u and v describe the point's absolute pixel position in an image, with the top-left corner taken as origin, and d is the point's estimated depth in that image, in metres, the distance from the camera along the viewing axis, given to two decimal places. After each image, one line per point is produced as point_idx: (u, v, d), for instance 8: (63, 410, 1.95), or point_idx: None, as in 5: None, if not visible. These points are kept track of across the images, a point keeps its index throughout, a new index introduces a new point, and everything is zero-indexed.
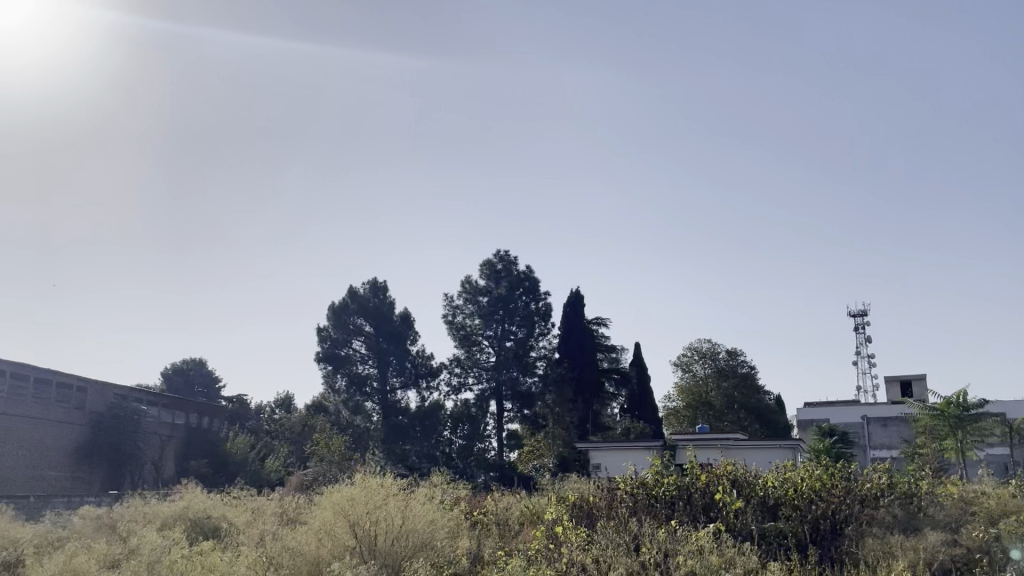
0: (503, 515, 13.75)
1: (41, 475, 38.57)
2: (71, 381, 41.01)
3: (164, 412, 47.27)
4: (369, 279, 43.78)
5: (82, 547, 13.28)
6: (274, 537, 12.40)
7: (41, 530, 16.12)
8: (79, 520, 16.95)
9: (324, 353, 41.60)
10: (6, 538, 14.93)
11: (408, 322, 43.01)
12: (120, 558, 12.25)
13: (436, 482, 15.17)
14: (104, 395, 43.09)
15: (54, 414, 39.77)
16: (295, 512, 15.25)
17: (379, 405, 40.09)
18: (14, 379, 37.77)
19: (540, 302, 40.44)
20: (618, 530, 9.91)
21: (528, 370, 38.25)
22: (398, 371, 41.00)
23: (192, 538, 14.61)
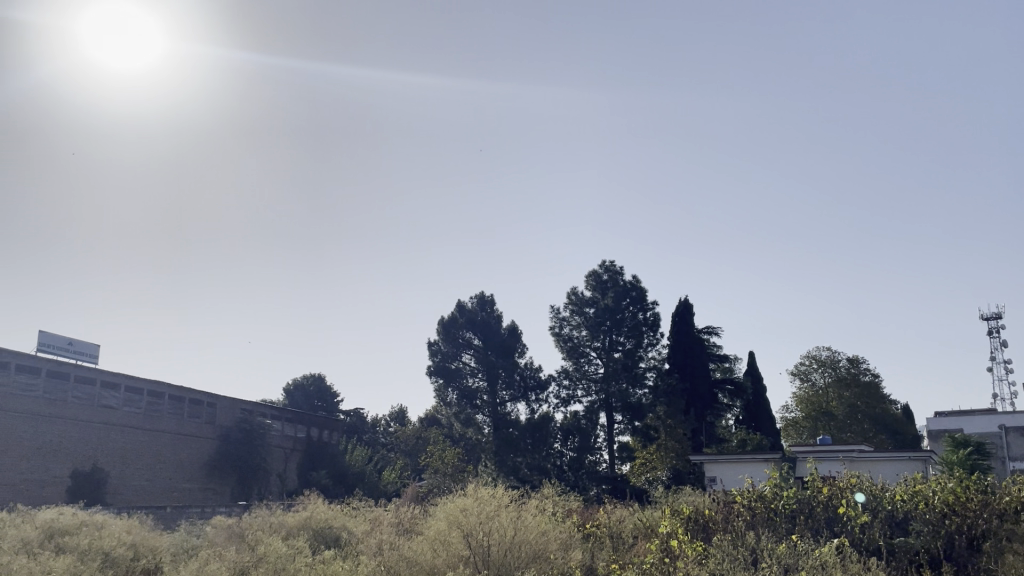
0: (617, 528, 13.62)
1: (177, 486, 40.87)
2: (202, 397, 43.46)
3: (287, 426, 49.37)
4: (477, 292, 44.51)
5: (214, 554, 14.01)
6: (392, 546, 12.73)
7: (177, 539, 17.11)
8: (212, 528, 17.91)
9: (435, 367, 42.53)
10: (147, 546, 15.95)
11: (516, 334, 43.29)
12: (248, 566, 12.78)
13: (548, 495, 15.20)
14: (232, 410, 45.38)
15: (187, 428, 42.15)
16: (412, 522, 15.62)
17: (489, 418, 40.49)
18: (151, 396, 40.32)
19: (648, 312, 39.91)
20: (735, 543, 9.65)
21: (638, 382, 37.61)
22: (507, 384, 41.28)
23: (315, 546, 15.20)
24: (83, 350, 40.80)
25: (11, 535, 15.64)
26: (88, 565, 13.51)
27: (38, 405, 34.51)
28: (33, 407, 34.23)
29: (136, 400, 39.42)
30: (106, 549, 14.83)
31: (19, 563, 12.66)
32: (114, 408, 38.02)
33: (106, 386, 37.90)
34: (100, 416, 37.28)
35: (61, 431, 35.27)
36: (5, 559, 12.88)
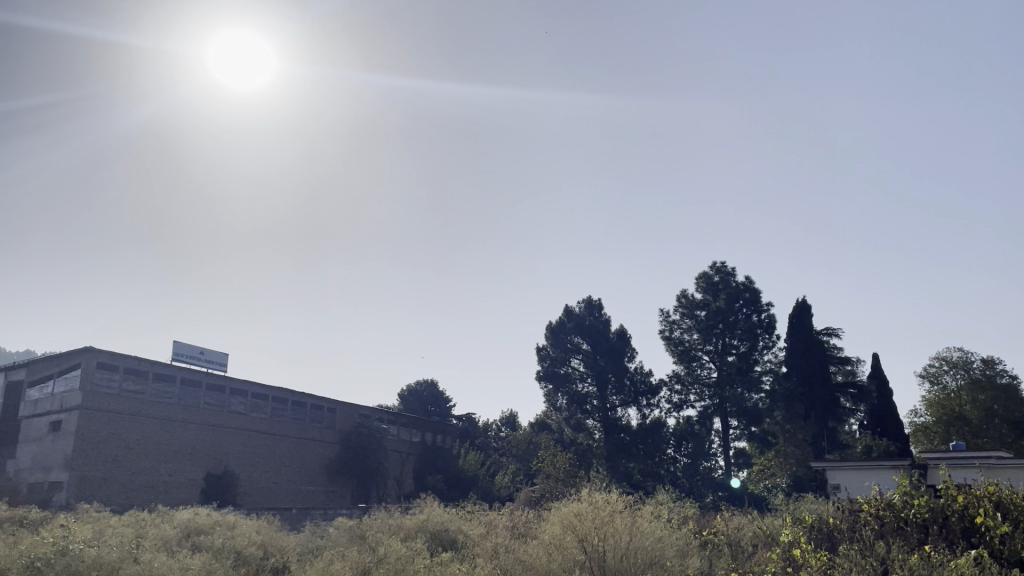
0: (735, 537, 13.28)
1: (301, 488, 42.60)
2: (322, 403, 45.20)
3: (403, 431, 50.64)
4: (584, 297, 44.45)
5: (338, 555, 14.52)
6: (508, 550, 12.87)
7: (304, 539, 17.85)
8: (335, 529, 18.59)
9: (545, 372, 42.74)
10: (275, 546, 16.70)
11: (625, 338, 42.89)
12: (371, 566, 13.23)
13: (663, 502, 14.98)
14: (351, 415, 47.04)
15: (309, 433, 43.91)
16: (526, 526, 15.72)
17: (599, 423, 40.37)
18: (275, 402, 42.26)
19: (763, 314, 38.73)
20: (863, 552, 9.24)
21: (755, 387, 37.06)
22: (617, 389, 41.05)
23: (432, 548, 15.55)
24: (213, 358, 43.19)
25: (152, 534, 16.71)
26: (222, 563, 14.27)
27: (173, 411, 36.71)
28: (169, 413, 36.43)
29: (262, 406, 41.39)
30: (238, 549, 15.63)
31: (160, 560, 13.51)
32: (241, 413, 40.03)
33: (234, 393, 39.98)
34: (229, 421, 39.31)
35: (195, 435, 37.37)
36: (148, 557, 13.73)
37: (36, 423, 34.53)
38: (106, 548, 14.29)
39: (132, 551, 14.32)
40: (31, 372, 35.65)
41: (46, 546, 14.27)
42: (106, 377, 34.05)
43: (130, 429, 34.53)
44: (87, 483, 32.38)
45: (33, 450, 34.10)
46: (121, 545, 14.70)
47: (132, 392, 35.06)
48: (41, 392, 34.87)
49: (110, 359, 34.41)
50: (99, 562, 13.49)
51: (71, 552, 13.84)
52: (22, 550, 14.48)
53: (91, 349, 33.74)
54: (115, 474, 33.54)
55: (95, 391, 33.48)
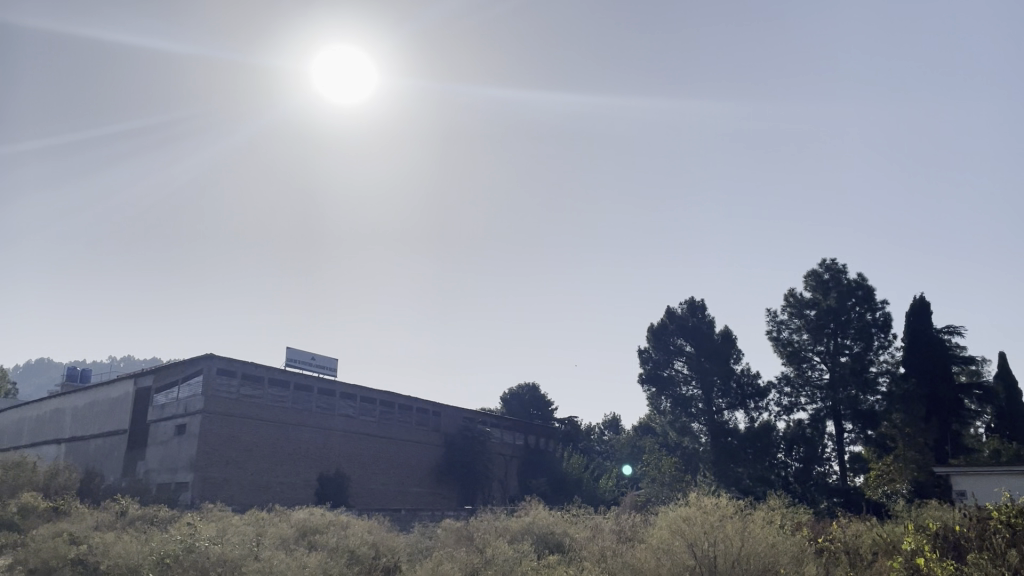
0: (853, 544, 12.74)
1: (409, 489, 43.54)
2: (427, 406, 46.12)
3: (506, 434, 51.04)
4: (687, 297, 43.71)
5: (447, 556, 14.74)
6: (614, 554, 12.78)
7: (414, 540, 18.24)
8: (443, 531, 18.90)
9: (648, 376, 42.42)
10: (386, 546, 17.15)
11: (730, 339, 41.83)
12: (479, 566, 13.43)
13: (775, 507, 14.55)
14: (456, 418, 47.83)
15: (416, 436, 44.89)
16: (632, 530, 15.57)
17: (705, 426, 39.49)
18: (383, 405, 43.43)
19: (877, 312, 37.09)
20: (995, 563, 8.71)
21: (870, 388, 35.54)
22: (723, 392, 39.98)
23: (538, 551, 15.62)
24: (324, 363, 44.74)
25: (271, 533, 17.46)
26: (337, 562, 14.78)
27: (287, 414, 38.21)
28: (283, 416, 37.93)
29: (370, 409, 42.60)
30: (351, 548, 16.13)
31: (278, 558, 14.07)
32: (351, 417, 41.31)
33: (344, 397, 41.30)
34: (340, 424, 40.61)
35: (308, 438, 38.78)
36: (267, 554, 14.35)
37: (163, 426, 36.62)
38: (229, 545, 15.03)
39: (252, 548, 15.00)
40: (157, 379, 37.83)
41: (175, 543, 15.12)
42: (225, 383, 35.77)
43: (248, 433, 36.15)
44: (211, 483, 34.08)
45: (162, 451, 36.17)
46: (243, 543, 15.44)
47: (249, 397, 36.71)
48: (167, 397, 36.96)
49: (229, 365, 36.13)
50: (222, 559, 14.18)
51: (196, 549, 14.61)
52: (154, 546, 15.41)
53: (211, 356, 35.53)
54: (235, 475, 35.18)
55: (216, 396, 35.22)
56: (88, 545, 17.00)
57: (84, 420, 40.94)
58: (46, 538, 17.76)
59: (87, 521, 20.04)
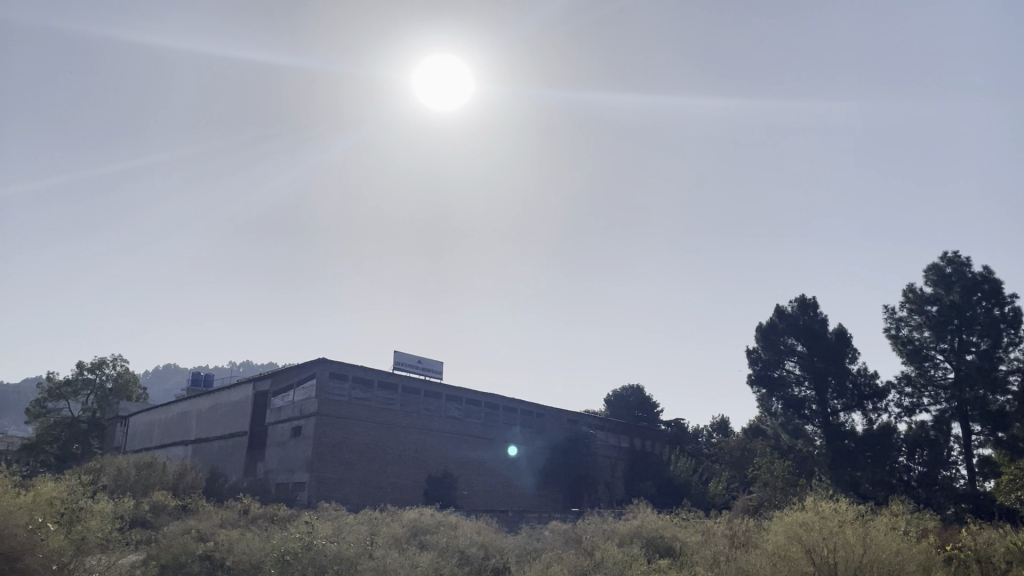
0: (987, 553, 12.00)
1: (515, 491, 43.85)
2: (531, 408, 46.34)
3: (611, 436, 50.69)
4: (798, 295, 42.30)
5: (557, 558, 14.73)
6: (727, 559, 12.48)
7: (522, 542, 18.35)
8: (550, 533, 18.90)
9: (757, 376, 41.19)
10: (495, 547, 17.32)
11: (845, 337, 40.20)
12: (588, 568, 13.39)
13: (898, 512, 13.88)
14: (560, 420, 47.90)
15: (521, 437, 45.20)
16: (745, 535, 15.15)
17: (820, 428, 38.18)
18: (487, 407, 43.89)
19: (1006, 307, 34.88)
20: None
21: (1000, 388, 32.89)
22: (838, 393, 38.55)
23: (648, 555, 15.42)
24: (430, 366, 45.62)
25: (384, 532, 17.92)
26: (448, 562, 15.05)
27: (397, 416, 39.17)
28: (393, 418, 38.89)
29: (476, 411, 43.14)
30: (461, 548, 16.37)
31: (391, 557, 14.40)
32: (457, 419, 41.96)
33: (450, 399, 42.00)
34: (447, 426, 41.31)
35: (416, 439, 39.61)
36: (380, 553, 14.72)
37: (281, 428, 38.18)
38: (343, 544, 15.50)
39: (365, 547, 15.40)
40: (274, 383, 39.50)
41: (295, 540, 15.73)
42: (338, 386, 36.96)
43: (360, 434, 37.24)
44: (326, 483, 35.29)
45: (279, 452, 37.71)
46: (358, 542, 15.88)
47: (360, 399, 37.83)
48: (283, 400, 38.54)
49: (341, 369, 37.32)
50: (339, 557, 14.63)
51: (313, 547, 15.11)
52: (274, 544, 16.06)
53: (324, 359, 36.79)
54: (348, 476, 36.30)
55: (329, 399, 36.43)
56: (214, 541, 17.90)
57: (208, 422, 43.16)
58: (176, 534, 18.81)
59: (213, 519, 21.10)
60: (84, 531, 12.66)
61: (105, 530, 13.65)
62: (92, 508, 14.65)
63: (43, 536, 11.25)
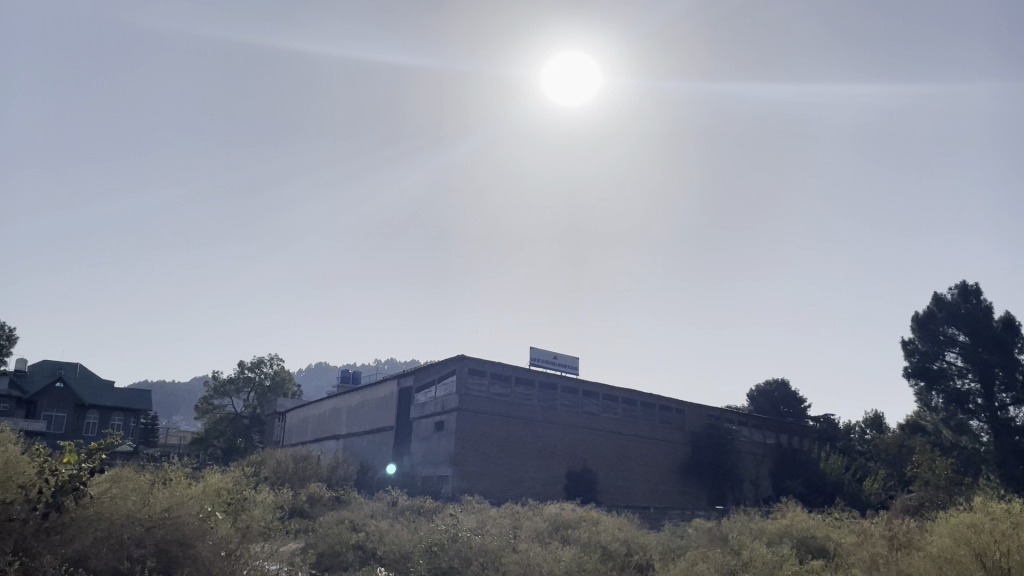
0: None
1: (656, 487, 43.42)
2: (670, 404, 45.61)
3: (756, 432, 49.13)
4: (958, 282, 39.48)
5: (703, 556, 14.45)
6: (886, 561, 11.80)
7: (665, 539, 18.09)
8: (695, 530, 18.55)
9: (914, 369, 38.71)
10: (638, 543, 17.17)
11: (1013, 326, 37.21)
12: (737, 568, 13.01)
13: None
14: (701, 416, 46.93)
15: (661, 434, 44.62)
16: (905, 536, 14.29)
17: (987, 423, 35.41)
18: (626, 403, 43.55)
19: None
20: None
21: None
22: (1007, 385, 35.61)
23: (800, 556, 14.81)
24: (566, 362, 45.78)
25: (527, 526, 18.16)
26: (592, 557, 15.09)
27: (535, 412, 39.54)
28: (531, 414, 39.28)
29: (613, 407, 42.88)
30: (604, 543, 16.34)
31: (534, 551, 14.54)
32: (595, 414, 41.86)
33: (587, 395, 41.96)
34: (585, 422, 41.30)
35: (555, 434, 39.86)
36: (523, 547, 14.91)
37: (425, 424, 39.36)
38: (487, 537, 15.78)
39: (509, 540, 15.62)
40: (417, 379, 40.81)
41: (441, 532, 16.20)
42: (477, 382, 37.69)
43: (500, 429, 37.84)
44: (468, 477, 36.04)
45: (424, 447, 38.89)
46: (501, 535, 16.17)
47: (499, 395, 38.45)
48: (426, 396, 39.73)
49: (480, 365, 38.02)
50: (483, 550, 14.92)
51: (459, 540, 15.48)
52: (422, 535, 16.59)
53: (463, 356, 37.60)
54: (490, 470, 36.99)
55: (469, 395, 37.20)
56: (366, 531, 18.74)
57: (357, 418, 45.12)
58: (332, 524, 19.80)
59: (364, 510, 22.09)
60: (248, 520, 13.54)
61: (266, 519, 14.53)
62: (254, 499, 15.64)
63: (212, 523, 12.09)
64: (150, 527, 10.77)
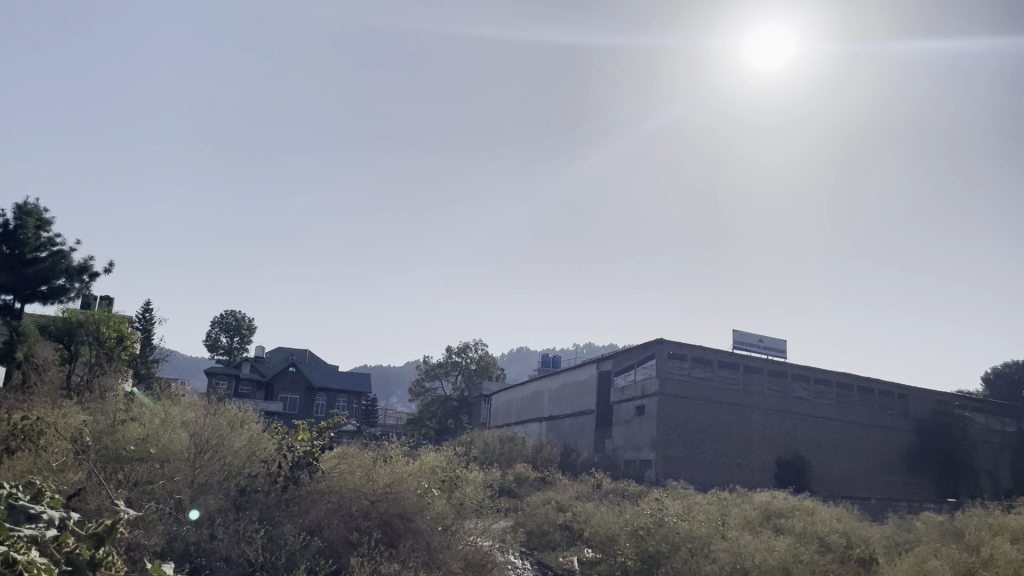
0: None
1: (876, 477, 40.74)
2: (892, 389, 42.44)
3: (992, 419, 44.55)
4: None
5: (934, 551, 13.30)
6: None
7: (888, 532, 16.84)
8: (924, 524, 17.11)
9: None
10: (858, 535, 16.13)
11: None
12: (976, 567, 11.83)
13: None
14: (926, 401, 43.28)
15: (881, 420, 41.65)
16: None
17: None
18: (840, 387, 41.02)
19: None
20: None
21: None
22: None
23: None
24: (773, 345, 43.82)
25: (736, 514, 17.59)
26: (807, 548, 14.34)
27: (740, 396, 38.23)
28: (735, 398, 38.03)
29: (826, 391, 40.53)
30: (821, 534, 15.44)
31: (745, 539, 14.01)
32: (805, 399, 39.76)
33: (797, 378, 39.94)
34: (795, 407, 39.37)
35: (762, 419, 38.32)
36: (733, 534, 14.43)
37: (626, 407, 39.24)
38: (694, 523, 15.39)
39: (717, 527, 15.17)
40: (616, 363, 40.82)
41: (646, 517, 16.05)
42: (677, 366, 36.97)
43: (703, 414, 36.94)
44: (672, 462, 35.55)
45: (626, 430, 38.79)
46: (709, 521, 15.77)
47: (701, 379, 37.52)
48: (626, 379, 39.61)
49: (680, 349, 37.25)
50: (691, 536, 14.58)
51: (666, 524, 15.25)
52: (627, 518, 16.56)
53: (662, 340, 36.98)
54: (694, 455, 36.30)
55: (670, 378, 36.55)
56: (573, 512, 19.02)
57: (559, 401, 45.83)
58: (538, 504, 20.31)
59: (568, 491, 22.45)
60: (461, 497, 14.14)
61: (477, 497, 15.08)
62: (466, 477, 16.36)
63: (430, 498, 12.74)
64: (375, 500, 11.56)
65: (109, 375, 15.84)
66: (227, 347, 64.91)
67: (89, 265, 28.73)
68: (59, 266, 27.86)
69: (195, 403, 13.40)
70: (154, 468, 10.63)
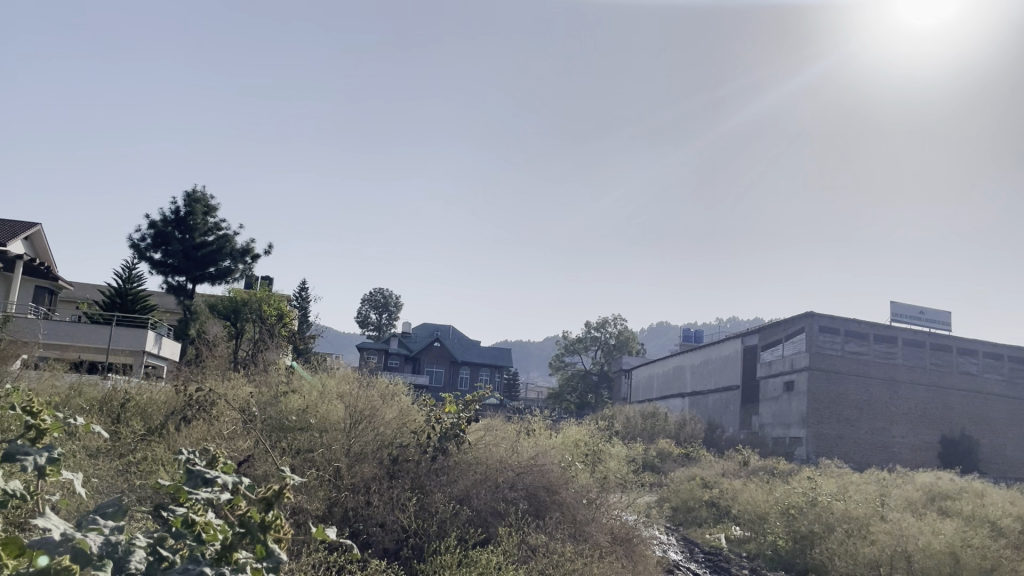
0: None
1: None
2: None
3: None
4: None
5: None
6: None
7: None
8: None
9: None
10: None
11: None
12: None
13: None
14: None
15: None
16: None
17: None
18: (1013, 362, 37.93)
19: None
20: None
21: None
22: None
23: None
24: (936, 317, 41.08)
25: (896, 494, 16.67)
26: (977, 532, 13.39)
27: (898, 371, 36.04)
28: (893, 373, 35.89)
29: (997, 366, 37.59)
30: (992, 518, 14.38)
31: (908, 521, 13.23)
32: (973, 374, 36.99)
33: (964, 353, 37.20)
34: (961, 382, 36.73)
35: (924, 396, 36.01)
36: (894, 515, 13.65)
37: (773, 383, 37.91)
38: (851, 503, 14.68)
39: (876, 508, 14.40)
40: (763, 337, 39.41)
41: (799, 495, 15.49)
42: (828, 339, 35.27)
43: (858, 390, 35.14)
44: (824, 440, 34.04)
45: (774, 407, 37.48)
46: (866, 501, 15.01)
47: (855, 353, 35.68)
48: (773, 354, 38.23)
49: (831, 322, 35.52)
50: (848, 516, 13.92)
51: (820, 503, 14.66)
52: (778, 497, 16.05)
53: (811, 313, 35.32)
54: (847, 433, 34.61)
55: (821, 353, 34.94)
56: (719, 489, 18.65)
57: (702, 376, 44.86)
58: (683, 480, 20.03)
59: (714, 468, 22.01)
60: (606, 471, 14.14)
61: (621, 471, 15.00)
62: (609, 451, 16.34)
63: (574, 471, 12.83)
64: (520, 472, 11.76)
65: (271, 350, 16.89)
66: (377, 324, 67.78)
67: (251, 248, 30.72)
68: (224, 250, 29.94)
69: (348, 376, 14.10)
70: (314, 438, 11.27)
